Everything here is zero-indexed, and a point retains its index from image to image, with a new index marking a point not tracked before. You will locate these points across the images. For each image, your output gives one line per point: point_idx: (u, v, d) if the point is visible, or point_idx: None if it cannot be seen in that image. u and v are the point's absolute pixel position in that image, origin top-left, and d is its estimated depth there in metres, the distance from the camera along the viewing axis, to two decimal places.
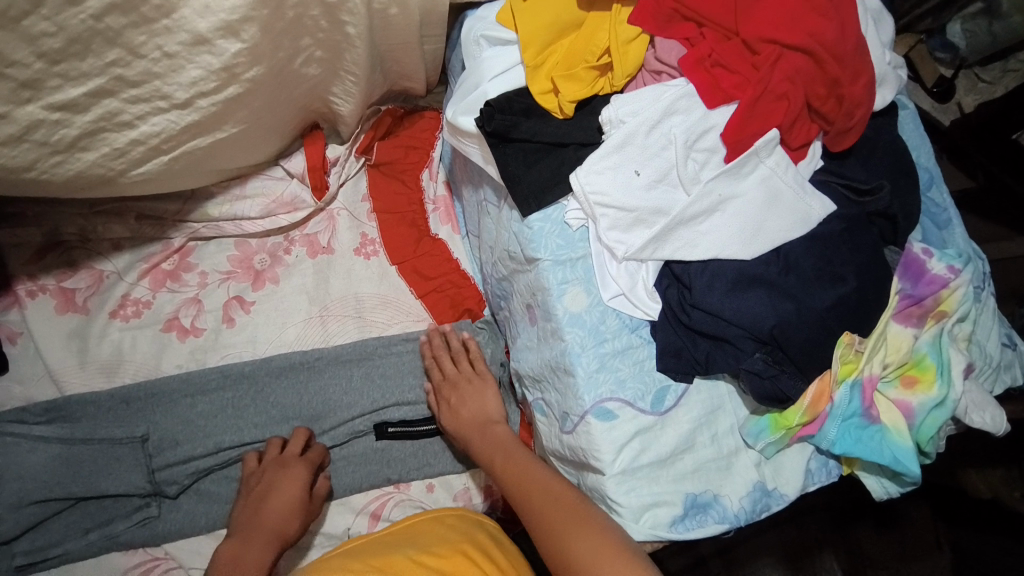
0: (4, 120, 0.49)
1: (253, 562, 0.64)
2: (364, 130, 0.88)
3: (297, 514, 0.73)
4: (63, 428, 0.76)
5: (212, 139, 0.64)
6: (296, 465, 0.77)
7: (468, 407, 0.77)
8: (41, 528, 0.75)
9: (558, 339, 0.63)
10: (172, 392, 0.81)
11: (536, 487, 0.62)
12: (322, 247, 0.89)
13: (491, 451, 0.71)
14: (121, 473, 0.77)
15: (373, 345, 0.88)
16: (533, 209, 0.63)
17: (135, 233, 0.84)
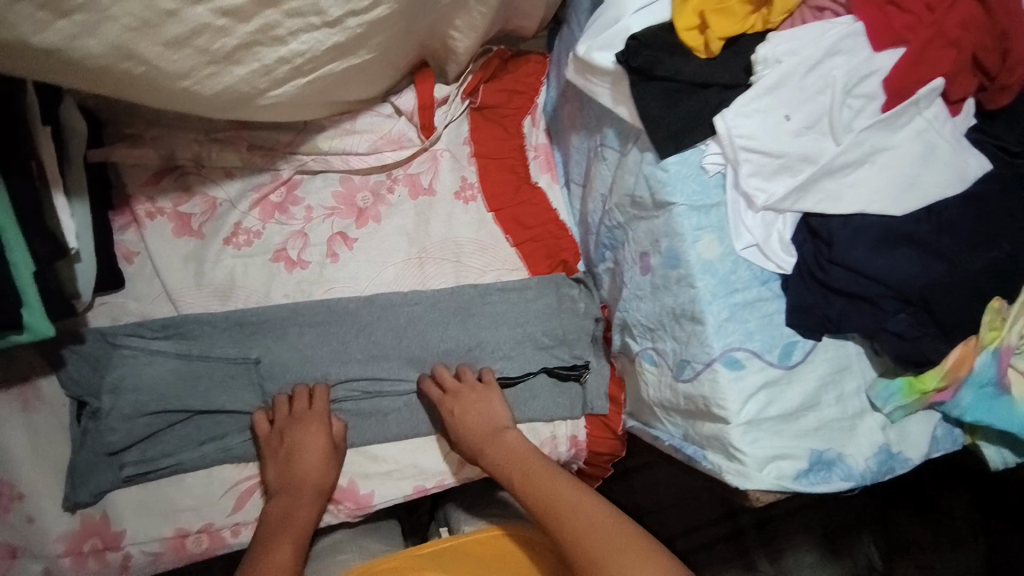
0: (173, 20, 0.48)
1: (304, 512, 0.77)
2: (474, 70, 0.87)
3: (331, 463, 0.80)
4: (181, 344, 0.80)
5: (347, 65, 0.64)
6: (315, 419, 0.80)
7: (473, 415, 0.81)
8: (155, 438, 0.79)
9: (689, 287, 0.62)
10: (285, 320, 0.85)
11: (565, 499, 0.69)
12: (423, 188, 0.90)
13: (507, 462, 0.77)
14: (237, 390, 0.82)
15: (470, 292, 0.90)
16: (672, 152, 0.61)
17: (246, 162, 0.85)
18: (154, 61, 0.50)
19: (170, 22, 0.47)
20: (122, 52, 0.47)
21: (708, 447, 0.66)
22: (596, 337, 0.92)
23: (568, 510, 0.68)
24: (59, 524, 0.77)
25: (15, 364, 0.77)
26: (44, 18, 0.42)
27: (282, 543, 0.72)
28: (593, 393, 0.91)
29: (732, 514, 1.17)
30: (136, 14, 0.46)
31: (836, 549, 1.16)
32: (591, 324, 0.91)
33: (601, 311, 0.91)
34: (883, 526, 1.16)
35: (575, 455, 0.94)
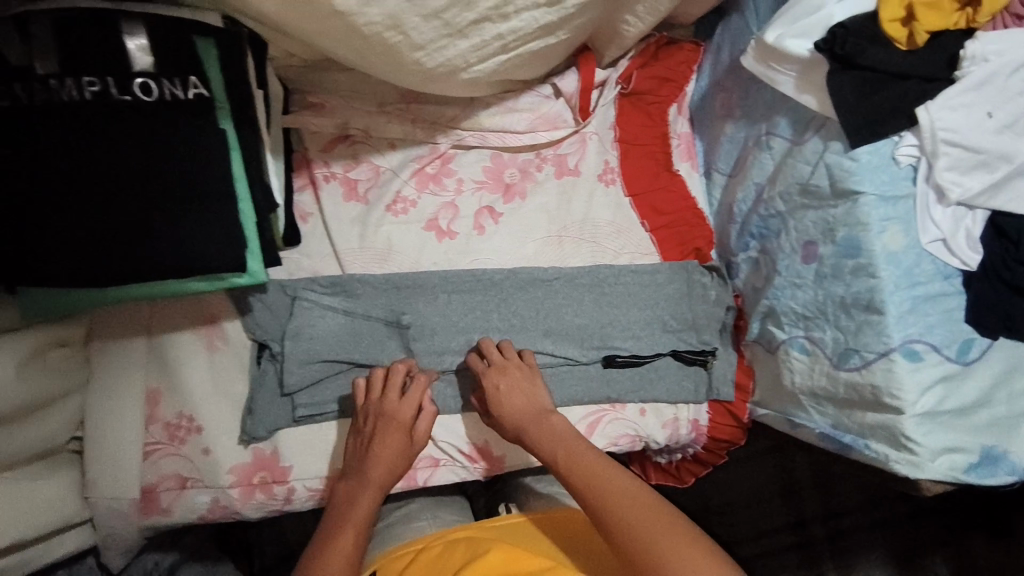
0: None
1: (365, 502, 0.78)
2: (631, 57, 0.90)
3: (404, 455, 0.81)
4: (347, 301, 0.88)
5: (544, 44, 0.68)
6: (400, 423, 0.81)
7: (517, 397, 0.83)
8: (321, 385, 0.87)
9: (870, 277, 0.64)
10: (434, 286, 0.90)
11: (618, 491, 0.72)
12: (569, 168, 0.94)
13: (555, 445, 0.79)
14: (391, 348, 0.88)
15: (605, 273, 0.93)
16: (864, 139, 0.62)
17: (408, 134, 0.91)
18: (409, 31, 0.54)
19: None
20: (393, 21, 0.52)
21: (871, 437, 0.68)
22: (728, 326, 0.93)
23: (620, 504, 0.70)
24: (235, 457, 0.85)
25: (207, 305, 0.86)
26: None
27: (346, 529, 0.75)
28: (719, 378, 0.93)
29: (802, 523, 1.29)
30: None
31: (902, 562, 1.26)
32: (721, 312, 0.93)
33: (734, 299, 0.92)
34: (947, 543, 1.26)
35: (694, 439, 0.97)
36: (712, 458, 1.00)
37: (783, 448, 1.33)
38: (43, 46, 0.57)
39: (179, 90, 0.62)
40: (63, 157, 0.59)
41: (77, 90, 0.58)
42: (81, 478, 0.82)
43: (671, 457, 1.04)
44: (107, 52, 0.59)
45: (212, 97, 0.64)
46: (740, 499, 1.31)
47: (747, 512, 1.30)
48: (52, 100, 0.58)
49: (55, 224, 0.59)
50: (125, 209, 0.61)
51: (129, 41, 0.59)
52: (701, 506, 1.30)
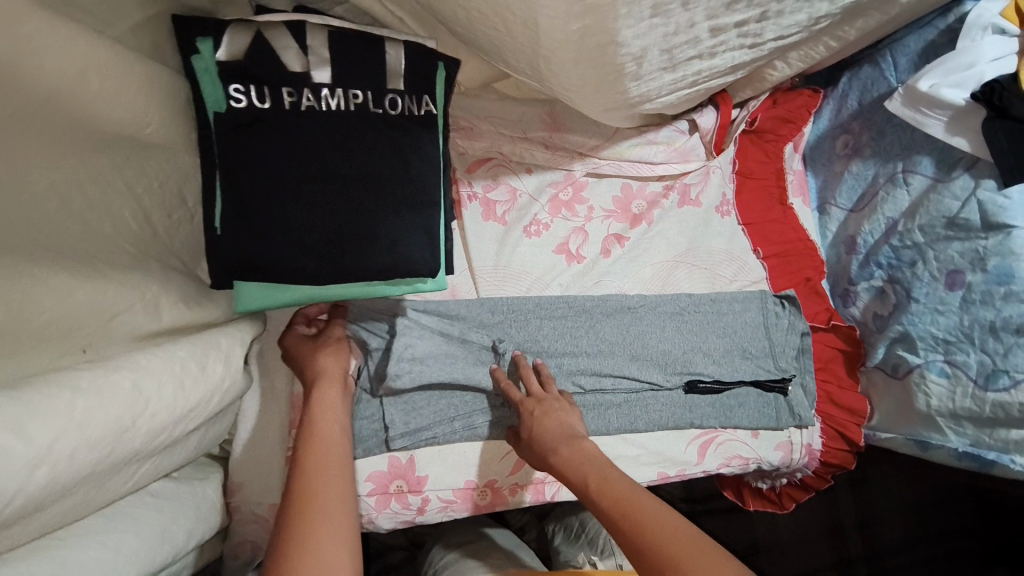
0: (683, 33, 0.59)
1: (326, 421, 0.75)
2: (760, 100, 0.98)
3: (337, 352, 0.80)
4: (444, 324, 0.87)
5: (724, 82, 0.75)
6: (333, 345, 0.80)
7: (549, 420, 0.80)
8: (417, 411, 0.85)
9: (1023, 302, 0.70)
10: (528, 312, 0.91)
11: (635, 499, 0.69)
12: (691, 199, 1.00)
13: (582, 466, 0.75)
14: (488, 371, 0.87)
15: (685, 300, 0.97)
16: (1017, 178, 0.70)
17: (547, 161, 0.96)
18: (646, 62, 0.61)
19: (685, 32, 0.58)
20: (641, 53, 0.58)
21: (1016, 451, 0.73)
22: (808, 351, 0.98)
23: (639, 509, 0.67)
24: (373, 464, 0.84)
25: None
26: (644, 15, 0.53)
27: (318, 461, 0.71)
28: (798, 404, 0.96)
29: (847, 564, 1.31)
30: (673, 24, 0.57)
31: None
32: (796, 338, 0.98)
33: (807, 326, 0.98)
34: None
35: (805, 463, 0.98)
36: (818, 483, 1.01)
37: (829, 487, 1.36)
38: (318, 57, 0.59)
39: (415, 107, 0.64)
40: (305, 163, 0.60)
41: (339, 101, 0.60)
42: (224, 483, 0.78)
43: (774, 482, 1.05)
44: (369, 64, 0.60)
45: (438, 115, 0.67)
46: (788, 539, 1.32)
47: (796, 553, 1.31)
48: (315, 108, 0.59)
49: (289, 223, 0.61)
50: (357, 211, 0.62)
51: (389, 56, 0.61)
52: (751, 544, 1.31)
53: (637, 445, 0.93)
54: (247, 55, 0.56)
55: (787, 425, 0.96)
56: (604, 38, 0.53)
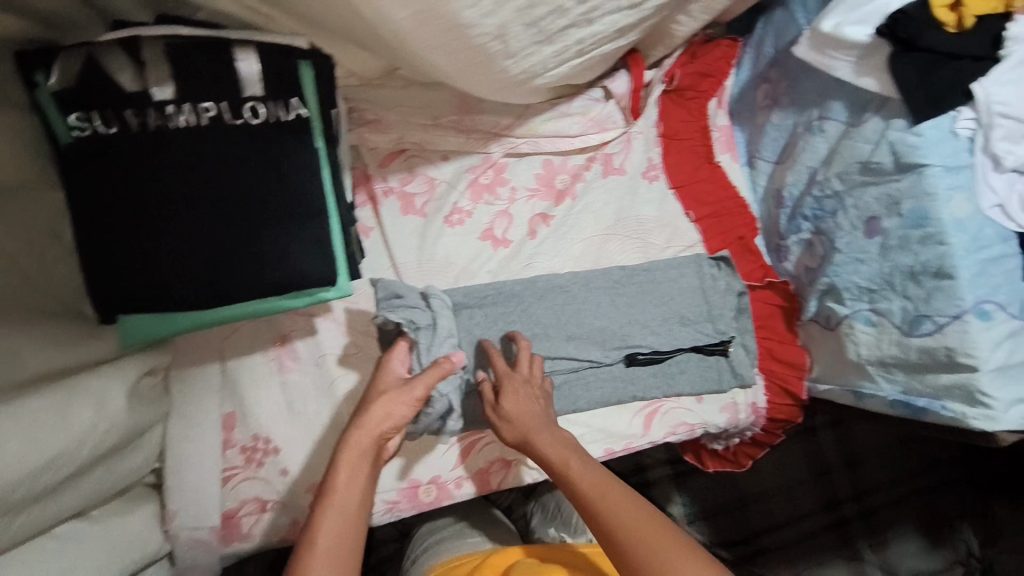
0: (543, 3, 0.55)
1: (365, 436, 0.70)
2: (676, 56, 0.94)
3: (411, 403, 0.74)
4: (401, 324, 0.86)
5: (616, 46, 0.71)
6: (398, 390, 0.75)
7: (523, 402, 0.79)
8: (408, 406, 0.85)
9: (940, 244, 0.67)
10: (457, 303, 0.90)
11: (604, 485, 0.67)
12: (615, 167, 0.97)
13: (560, 449, 0.73)
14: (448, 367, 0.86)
15: (619, 274, 0.96)
16: (931, 114, 0.65)
17: (462, 146, 0.93)
18: (509, 39, 0.57)
19: (543, 4, 0.55)
20: (501, 31, 0.55)
21: (947, 397, 0.71)
22: (746, 310, 0.98)
23: (610, 497, 0.65)
24: (311, 475, 0.84)
25: (280, 324, 0.86)
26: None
27: (339, 478, 0.67)
28: (739, 363, 0.97)
29: (834, 504, 1.33)
30: None
31: (935, 534, 1.30)
32: (734, 299, 0.98)
33: (744, 287, 0.98)
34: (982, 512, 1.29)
35: (753, 421, 1.00)
36: (771, 439, 1.02)
37: (809, 431, 1.36)
38: (158, 73, 0.56)
39: (283, 112, 0.61)
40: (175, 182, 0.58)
41: (189, 116, 0.58)
42: (160, 511, 0.79)
43: (727, 442, 1.07)
44: (218, 73, 0.58)
45: (310, 117, 0.64)
46: (774, 486, 1.33)
47: (783, 499, 1.33)
48: (164, 127, 0.57)
49: (167, 248, 0.59)
50: (237, 229, 0.61)
51: (241, 64, 0.58)
52: (738, 496, 1.32)
53: (580, 424, 0.93)
54: (82, 80, 0.55)
55: (739, 382, 0.97)
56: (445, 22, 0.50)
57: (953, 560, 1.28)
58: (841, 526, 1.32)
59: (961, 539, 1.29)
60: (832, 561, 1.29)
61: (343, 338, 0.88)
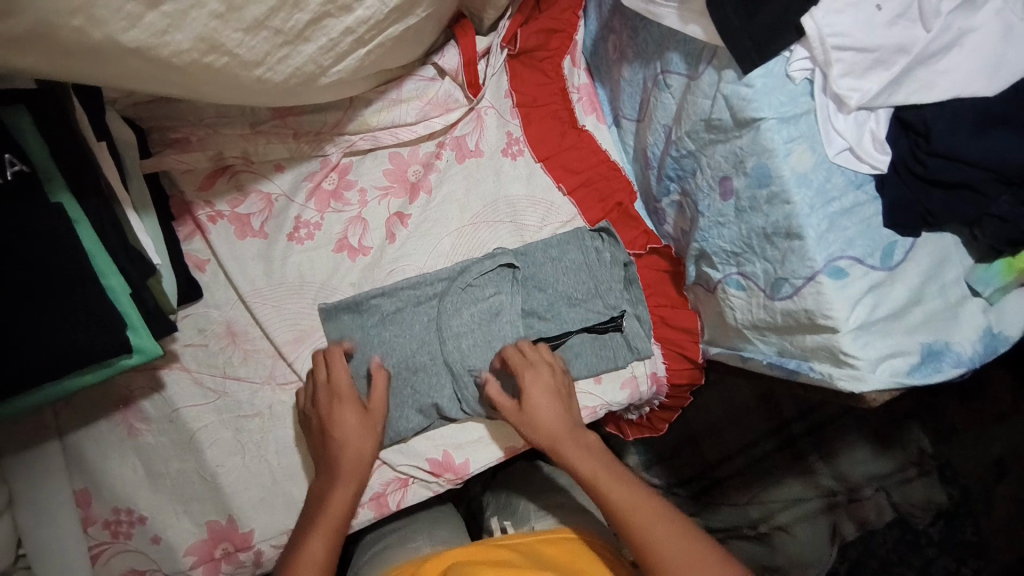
0: (254, 0, 0.47)
1: (341, 497, 0.73)
2: (510, 15, 0.88)
3: (371, 430, 0.77)
4: (381, 327, 0.84)
5: (405, 26, 0.62)
6: (374, 411, 0.78)
7: (546, 395, 0.79)
8: (386, 410, 0.83)
9: (784, 203, 0.62)
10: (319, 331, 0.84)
11: (604, 470, 0.73)
12: (470, 150, 0.89)
13: (603, 477, 0.72)
14: (431, 378, 0.84)
15: (493, 259, 0.86)
16: (756, 63, 0.59)
17: (294, 152, 0.84)
18: (235, 50, 0.49)
19: (252, 2, 0.46)
20: (208, 45, 0.47)
21: (814, 358, 0.66)
22: (633, 280, 0.90)
23: (609, 480, 0.72)
24: (190, 536, 0.79)
25: (118, 387, 0.79)
26: (135, 11, 0.41)
27: (320, 539, 0.69)
28: (635, 336, 0.89)
29: (783, 426, 1.26)
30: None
31: (889, 442, 1.23)
32: (620, 270, 0.89)
33: (629, 256, 0.89)
34: (931, 411, 1.27)
35: (657, 391, 0.94)
36: (682, 401, 0.97)
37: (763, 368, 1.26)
38: None
39: None
40: None
41: None
42: None
43: (640, 411, 1.02)
44: None
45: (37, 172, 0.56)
46: (721, 417, 1.29)
47: (731, 430, 1.27)
48: None
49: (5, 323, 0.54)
50: None
51: None
52: (688, 433, 1.28)
53: (472, 427, 0.87)
54: None
55: (639, 354, 0.88)
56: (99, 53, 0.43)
57: (907, 461, 1.22)
58: (791, 445, 1.25)
59: (912, 439, 1.23)
60: (786, 479, 1.21)
61: (195, 388, 0.81)
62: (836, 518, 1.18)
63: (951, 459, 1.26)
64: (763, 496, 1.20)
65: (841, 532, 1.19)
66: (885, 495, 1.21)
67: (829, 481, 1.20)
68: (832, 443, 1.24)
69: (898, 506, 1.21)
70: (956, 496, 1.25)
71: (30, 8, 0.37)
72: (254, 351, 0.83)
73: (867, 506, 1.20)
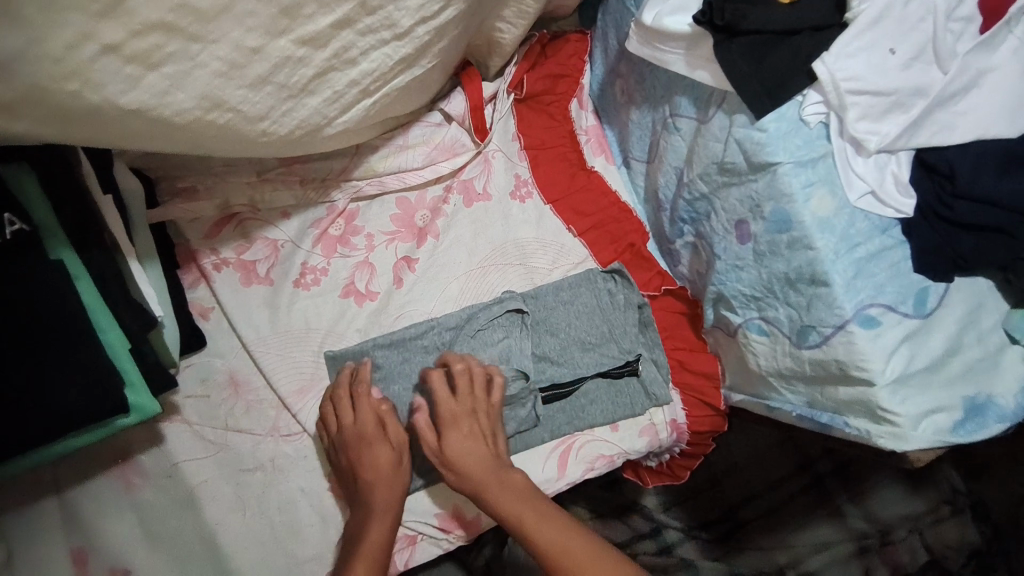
0: (257, 57, 0.47)
1: (377, 533, 0.70)
2: (516, 61, 0.88)
3: (397, 476, 0.75)
4: (386, 377, 0.81)
5: (411, 77, 0.62)
6: (402, 458, 0.77)
7: (466, 444, 0.75)
8: None
9: (807, 249, 0.59)
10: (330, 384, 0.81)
11: (532, 514, 0.70)
12: (478, 193, 0.88)
13: (553, 542, 0.67)
14: None
15: (506, 301, 0.83)
16: (770, 106, 0.57)
17: (300, 199, 0.83)
18: (238, 107, 0.49)
19: (255, 60, 0.46)
20: (210, 101, 0.47)
21: (848, 412, 0.62)
22: (648, 322, 0.86)
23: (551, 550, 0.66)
24: None
25: (118, 441, 0.76)
26: (133, 74, 0.42)
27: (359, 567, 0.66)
28: (652, 381, 0.85)
29: (808, 465, 1.19)
30: (225, 58, 0.45)
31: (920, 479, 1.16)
32: (634, 313, 0.86)
33: (644, 298, 0.86)
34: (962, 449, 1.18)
35: (676, 439, 0.89)
36: (707, 447, 0.91)
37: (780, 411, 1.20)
38: None
39: None
40: None
41: None
42: None
43: (660, 458, 0.96)
44: None
45: (40, 229, 0.55)
46: (741, 456, 1.20)
47: (752, 468, 1.19)
48: None
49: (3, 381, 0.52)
50: None
51: None
52: (709, 475, 1.19)
53: None
54: None
55: (658, 399, 0.85)
56: (99, 115, 0.43)
57: (940, 500, 1.15)
58: (817, 484, 1.18)
59: (944, 475, 1.16)
60: (814, 522, 1.14)
61: (196, 442, 0.78)
62: (868, 563, 1.09)
63: (985, 497, 1.15)
64: (789, 539, 1.12)
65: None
66: (919, 536, 1.12)
67: (860, 523, 1.13)
68: (863, 484, 1.17)
69: (934, 550, 1.11)
70: (990, 535, 1.12)
71: (29, 71, 0.38)
72: (257, 403, 0.80)
73: (901, 550, 1.11)
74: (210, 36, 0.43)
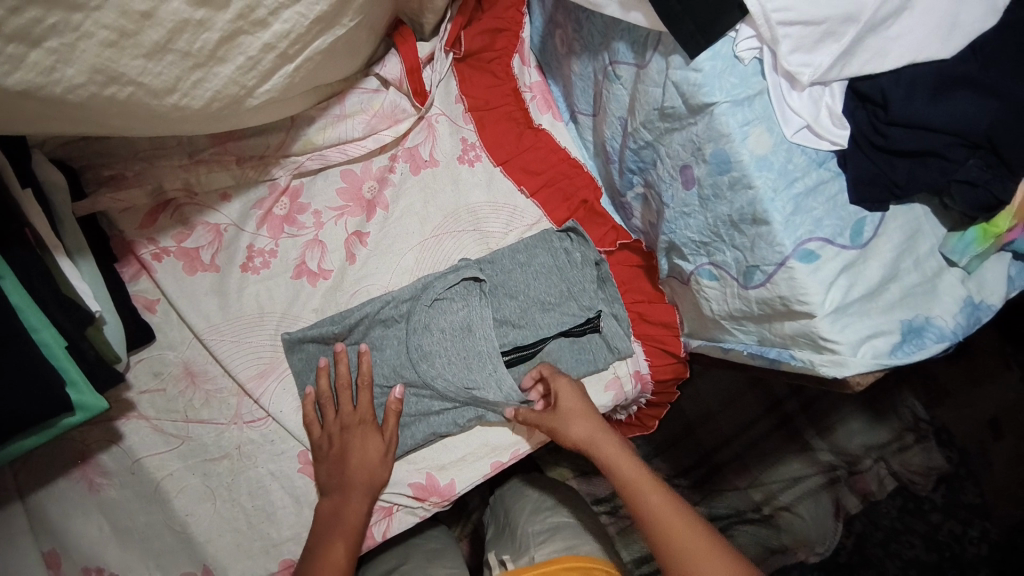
0: (150, 23, 0.44)
1: (355, 512, 0.73)
2: (450, 18, 0.85)
3: (383, 458, 0.77)
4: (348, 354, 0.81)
5: (334, 37, 0.59)
6: (388, 443, 0.77)
7: (578, 405, 0.77)
8: None
9: (747, 188, 0.60)
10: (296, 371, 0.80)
11: (646, 474, 0.70)
12: (424, 160, 0.86)
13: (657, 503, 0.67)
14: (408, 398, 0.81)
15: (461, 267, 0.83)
16: (703, 44, 0.57)
17: (239, 179, 0.80)
18: (138, 79, 0.47)
19: (148, 26, 0.43)
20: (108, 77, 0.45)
21: (793, 346, 0.64)
22: (608, 278, 0.86)
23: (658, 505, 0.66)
24: None
25: (73, 443, 0.74)
26: (15, 52, 0.39)
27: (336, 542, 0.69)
28: (614, 336, 0.86)
29: (776, 404, 1.21)
30: (113, 28, 0.42)
31: (880, 409, 1.20)
32: (592, 269, 0.86)
33: (600, 253, 0.86)
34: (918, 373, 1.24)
35: (641, 389, 0.90)
36: (671, 396, 0.92)
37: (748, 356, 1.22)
38: None
39: None
40: None
41: None
42: None
43: (628, 411, 0.97)
44: None
45: None
46: (715, 402, 1.22)
47: (725, 413, 1.21)
48: None
49: None
50: None
51: None
52: (683, 423, 1.21)
53: (454, 447, 0.83)
54: None
55: (623, 351, 0.85)
56: None
57: (903, 428, 1.20)
58: (784, 421, 1.20)
59: (906, 405, 1.21)
60: (786, 458, 1.18)
61: (155, 436, 0.77)
62: (838, 493, 1.16)
63: (945, 421, 1.23)
64: (762, 479, 1.16)
65: (844, 507, 1.16)
66: (884, 464, 1.18)
67: (828, 456, 1.17)
68: (828, 417, 1.20)
69: (899, 475, 1.18)
70: (956, 459, 1.21)
71: None
72: (216, 391, 0.79)
73: (868, 478, 1.17)
74: (90, 3, 0.40)
